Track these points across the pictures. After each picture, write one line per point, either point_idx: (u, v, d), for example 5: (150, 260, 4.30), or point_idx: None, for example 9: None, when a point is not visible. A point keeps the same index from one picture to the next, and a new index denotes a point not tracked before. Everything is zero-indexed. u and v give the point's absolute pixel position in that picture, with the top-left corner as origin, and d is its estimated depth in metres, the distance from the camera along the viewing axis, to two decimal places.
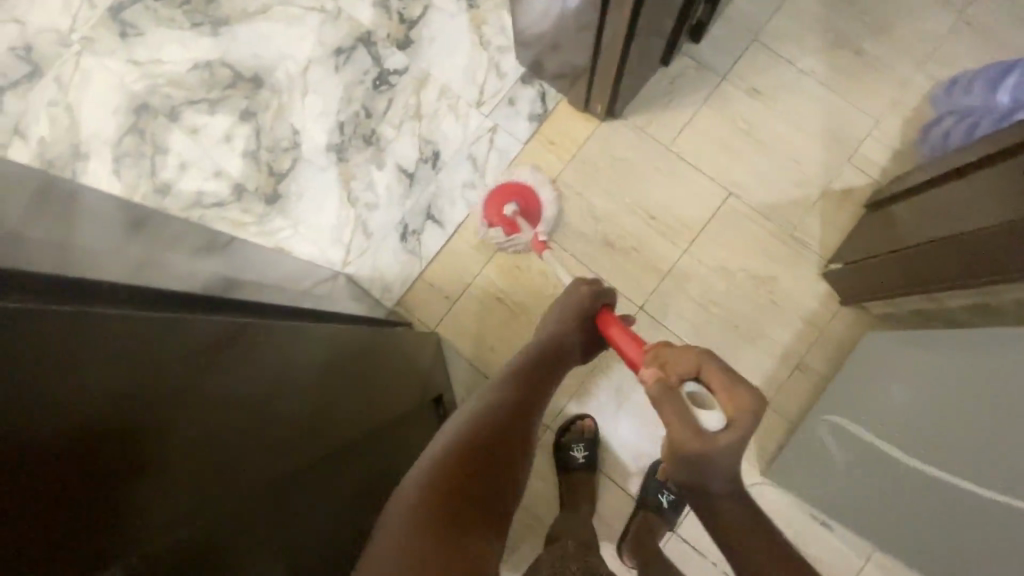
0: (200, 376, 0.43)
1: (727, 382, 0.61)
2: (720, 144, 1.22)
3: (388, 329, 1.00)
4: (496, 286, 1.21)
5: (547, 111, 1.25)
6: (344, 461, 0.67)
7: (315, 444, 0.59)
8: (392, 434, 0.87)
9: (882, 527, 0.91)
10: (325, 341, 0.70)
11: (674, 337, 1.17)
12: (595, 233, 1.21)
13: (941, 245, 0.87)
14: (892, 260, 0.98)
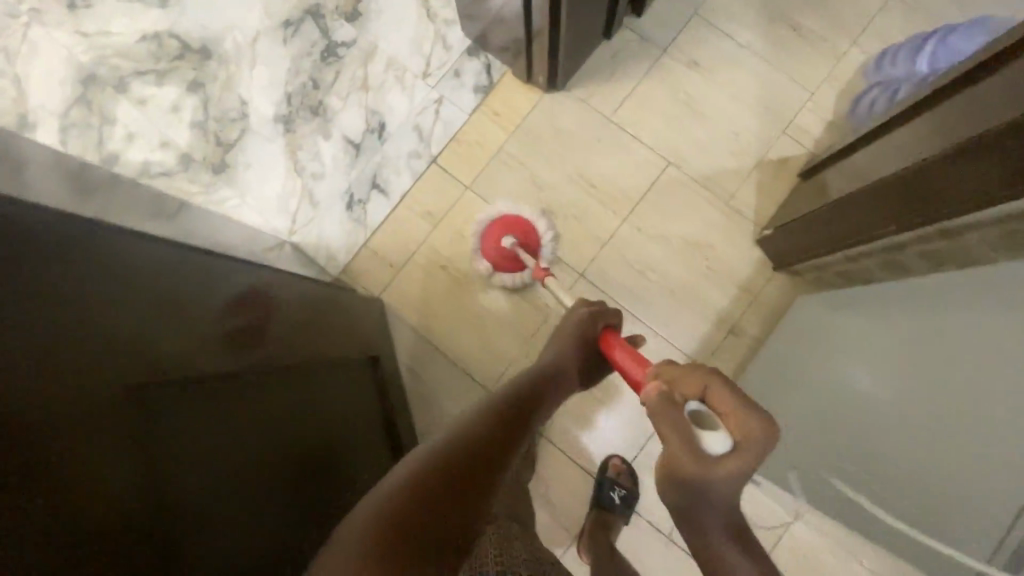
0: (89, 303, 0.47)
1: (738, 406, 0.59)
2: (661, 115, 1.24)
3: (321, 286, 1.01)
4: (440, 254, 1.23)
5: (492, 82, 1.27)
6: (259, 402, 0.67)
7: (205, 382, 0.58)
8: (324, 384, 0.86)
9: (804, 474, 0.92)
10: (219, 281, 0.71)
11: (614, 303, 1.19)
12: (537, 202, 1.23)
13: (846, 203, 0.89)
14: (813, 221, 1.01)
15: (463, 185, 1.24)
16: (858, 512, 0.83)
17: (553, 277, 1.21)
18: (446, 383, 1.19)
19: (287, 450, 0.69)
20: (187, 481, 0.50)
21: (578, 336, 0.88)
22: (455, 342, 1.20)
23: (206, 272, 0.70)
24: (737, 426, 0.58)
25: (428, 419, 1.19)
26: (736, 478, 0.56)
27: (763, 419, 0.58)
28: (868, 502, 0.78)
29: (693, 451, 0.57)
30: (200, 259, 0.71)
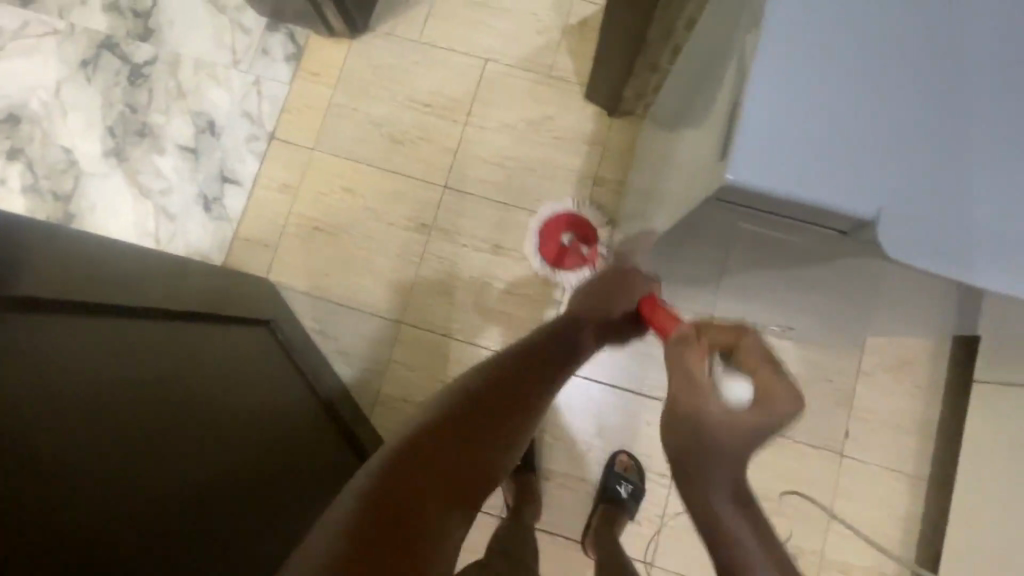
0: (129, 319, 0.66)
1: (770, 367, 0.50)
2: (463, 22, 1.30)
3: (230, 275, 1.09)
4: (310, 218, 1.25)
5: (300, 48, 1.30)
6: (226, 395, 0.77)
7: (180, 382, 0.69)
8: (266, 369, 0.95)
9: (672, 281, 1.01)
10: (184, 295, 0.84)
11: (482, 199, 1.24)
12: (381, 138, 1.27)
13: (609, 30, 1.01)
14: (606, 64, 1.11)
15: (307, 149, 1.27)
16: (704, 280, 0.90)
17: (420, 198, 1.24)
18: (358, 330, 1.21)
19: (250, 435, 0.78)
20: (161, 467, 0.61)
21: (617, 290, 0.77)
22: (354, 291, 1.22)
23: (190, 289, 0.88)
24: (770, 394, 0.48)
25: (354, 370, 1.20)
26: (761, 436, 0.47)
27: (784, 384, 0.48)
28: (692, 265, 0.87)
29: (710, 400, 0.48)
30: (166, 271, 0.87)
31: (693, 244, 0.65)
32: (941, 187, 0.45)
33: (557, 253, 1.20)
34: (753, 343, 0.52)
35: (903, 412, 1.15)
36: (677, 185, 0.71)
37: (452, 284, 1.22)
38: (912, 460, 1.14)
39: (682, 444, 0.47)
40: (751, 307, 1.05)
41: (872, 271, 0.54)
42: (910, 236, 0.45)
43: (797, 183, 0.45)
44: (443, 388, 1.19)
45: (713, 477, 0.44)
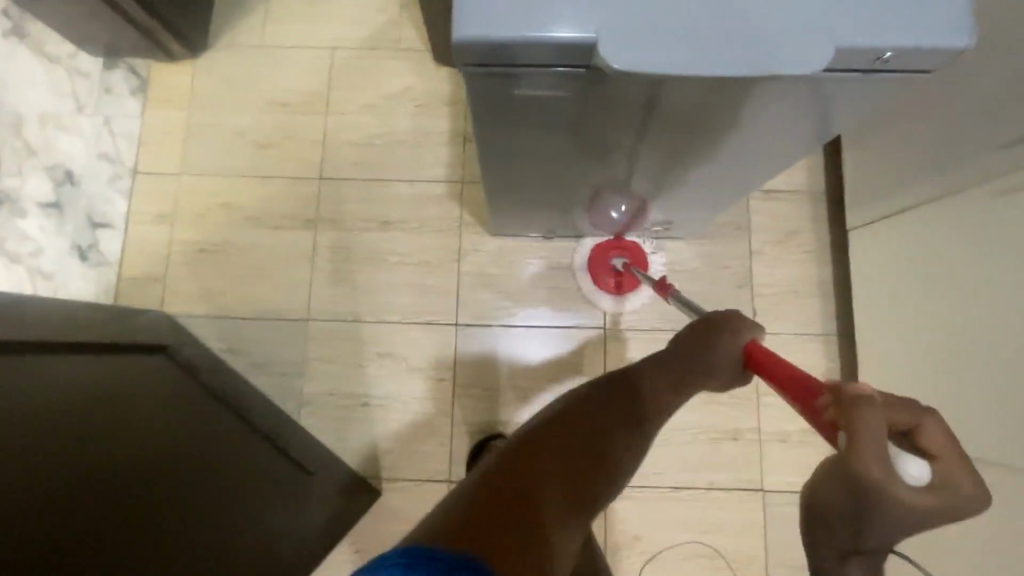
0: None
1: (959, 457, 0.35)
2: (301, 16, 1.31)
3: (121, 308, 1.07)
4: (193, 239, 1.23)
5: (144, 79, 1.30)
6: (115, 418, 0.77)
7: (53, 410, 0.69)
8: (169, 391, 0.93)
9: (549, 206, 1.05)
10: (62, 328, 0.83)
11: (361, 181, 1.24)
12: (247, 146, 1.26)
13: None
14: (440, 21, 1.14)
15: (174, 174, 1.25)
16: (571, 187, 0.95)
17: (299, 194, 1.24)
18: (266, 337, 1.20)
19: (147, 456, 0.78)
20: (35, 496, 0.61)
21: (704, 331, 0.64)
22: (254, 301, 1.21)
23: (71, 321, 0.86)
24: (951, 506, 0.34)
25: (272, 375, 1.18)
26: (919, 528, 0.34)
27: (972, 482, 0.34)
28: (557, 180, 0.91)
29: (892, 484, 0.32)
30: (46, 305, 0.85)
31: (507, 119, 0.67)
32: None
33: (605, 271, 1.18)
34: (938, 428, 0.36)
35: (799, 277, 1.22)
36: (488, 140, 0.75)
37: (351, 268, 1.22)
38: (817, 320, 1.20)
39: (832, 505, 0.34)
40: (626, 216, 1.10)
41: (690, 89, 0.58)
42: (633, 48, 0.48)
43: (535, 25, 0.48)
44: (365, 370, 1.18)
45: (857, 545, 0.34)
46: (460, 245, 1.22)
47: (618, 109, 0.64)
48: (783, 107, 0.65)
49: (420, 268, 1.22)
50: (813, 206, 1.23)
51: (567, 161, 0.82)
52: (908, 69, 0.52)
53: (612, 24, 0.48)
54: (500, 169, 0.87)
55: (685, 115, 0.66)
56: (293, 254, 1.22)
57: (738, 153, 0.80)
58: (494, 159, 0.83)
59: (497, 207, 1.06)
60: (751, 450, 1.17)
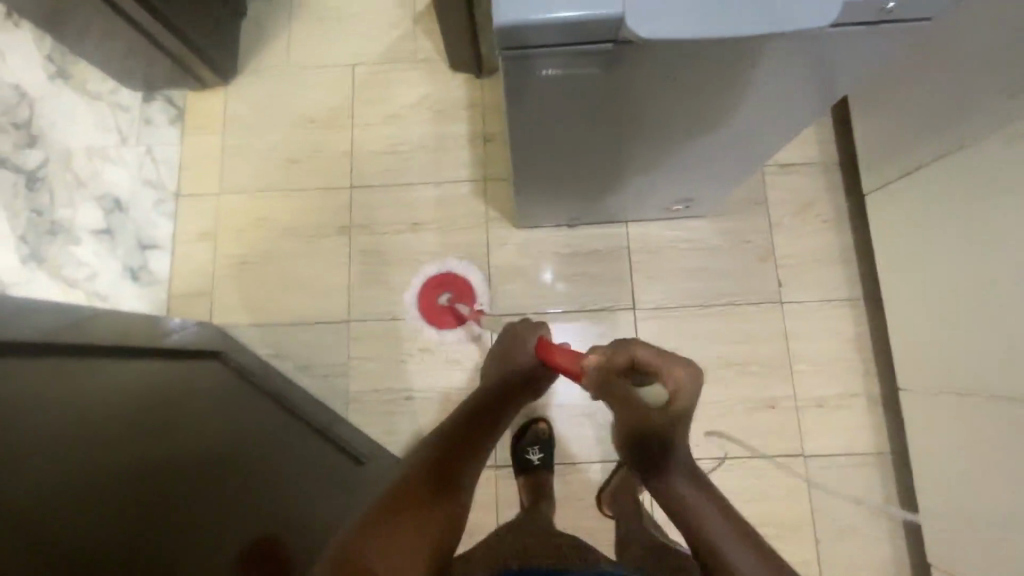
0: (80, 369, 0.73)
1: (673, 361, 0.56)
2: (323, 38, 1.38)
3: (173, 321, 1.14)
4: (235, 253, 1.29)
5: (181, 108, 1.39)
6: (190, 422, 0.83)
7: (143, 416, 0.75)
8: (230, 396, 0.99)
9: (569, 197, 1.11)
10: (138, 343, 0.90)
11: (388, 187, 1.30)
12: (279, 162, 1.33)
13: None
14: (455, 30, 1.20)
15: (213, 193, 1.33)
16: (594, 175, 1.01)
17: (330, 204, 1.30)
18: (308, 341, 1.25)
19: (223, 454, 0.83)
20: (144, 489, 0.67)
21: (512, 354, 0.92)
22: (296, 308, 1.27)
23: (139, 336, 0.93)
24: (677, 387, 0.55)
25: (317, 377, 1.24)
26: (684, 422, 0.55)
27: (684, 370, 0.55)
28: (581, 170, 0.97)
29: (640, 406, 0.54)
30: (118, 321, 0.92)
31: (537, 104, 0.71)
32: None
33: (439, 310, 1.25)
34: (646, 350, 0.57)
35: (819, 247, 1.24)
36: (520, 134, 0.80)
37: (384, 270, 1.27)
38: (840, 287, 1.22)
39: (634, 443, 0.55)
40: (645, 198, 1.15)
41: (708, 70, 0.64)
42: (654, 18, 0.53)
43: (567, 7, 0.52)
44: (406, 366, 1.23)
45: (665, 459, 0.55)
46: (486, 240, 1.27)
47: (645, 94, 0.70)
48: (794, 87, 0.71)
49: (451, 265, 1.27)
50: (828, 175, 1.27)
51: (588, 150, 0.88)
52: (906, 19, 0.58)
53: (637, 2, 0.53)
54: (526, 164, 0.93)
55: (701, 95, 0.71)
56: (329, 260, 1.28)
57: (753, 133, 0.86)
58: (522, 155, 0.89)
59: (522, 201, 1.12)
60: (788, 417, 1.19)
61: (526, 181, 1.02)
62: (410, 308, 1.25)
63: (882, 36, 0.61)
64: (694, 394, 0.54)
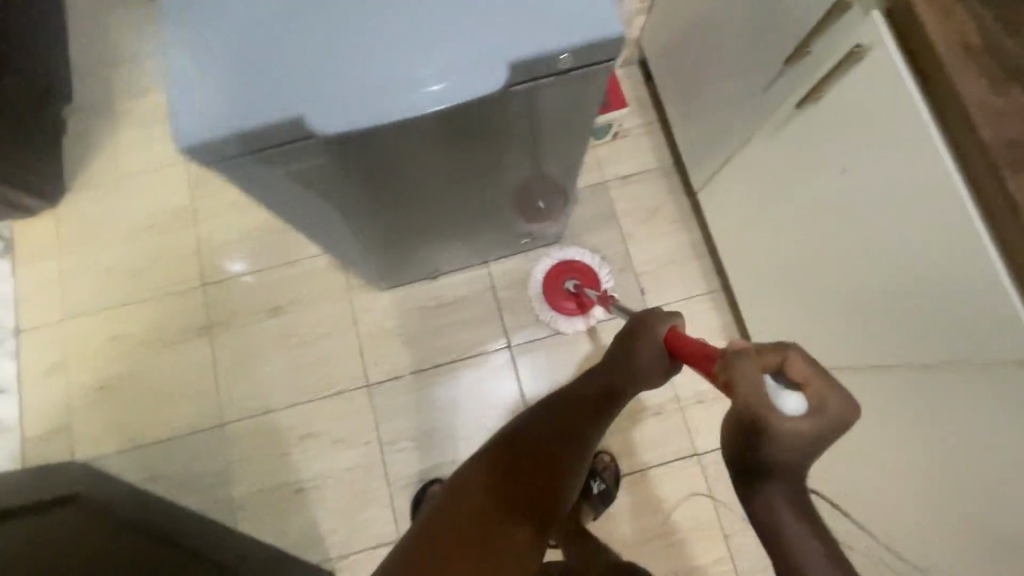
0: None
1: (823, 377, 0.44)
2: (154, 139, 1.35)
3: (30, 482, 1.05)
4: (91, 380, 1.22)
5: (9, 239, 1.29)
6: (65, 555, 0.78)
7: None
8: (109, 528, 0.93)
9: (412, 259, 1.11)
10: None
11: (243, 276, 1.27)
12: (125, 274, 1.27)
13: None
14: None
15: (58, 321, 1.25)
16: (420, 239, 1.00)
17: (185, 307, 1.25)
18: (184, 455, 1.19)
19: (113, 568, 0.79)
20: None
21: (634, 342, 0.66)
22: (167, 423, 1.20)
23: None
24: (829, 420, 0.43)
25: (199, 491, 1.17)
26: (809, 451, 0.42)
27: (834, 394, 0.43)
28: (404, 238, 0.97)
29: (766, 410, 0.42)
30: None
31: (289, 208, 0.70)
32: (317, 59, 0.53)
33: (561, 297, 1.24)
34: (800, 355, 0.44)
35: (672, 248, 1.28)
36: (307, 228, 0.79)
37: (252, 363, 1.23)
38: (699, 282, 1.26)
39: (738, 447, 0.43)
40: (487, 241, 1.16)
41: (444, 146, 0.64)
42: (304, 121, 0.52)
43: (236, 121, 0.51)
44: (291, 458, 1.18)
45: (775, 483, 0.42)
46: (353, 309, 1.25)
47: (400, 177, 0.69)
48: (549, 137, 0.72)
49: (321, 343, 1.23)
50: (667, 179, 1.31)
51: (397, 226, 0.87)
52: (595, 63, 0.56)
53: (307, 102, 0.52)
54: (342, 248, 0.92)
55: (462, 162, 0.71)
56: (193, 366, 1.23)
57: (546, 175, 0.87)
58: (329, 241, 0.87)
59: (365, 271, 1.11)
60: (674, 421, 1.20)
61: (356, 258, 1.01)
62: (287, 396, 1.21)
63: (577, 85, 0.59)
64: (832, 429, 0.42)
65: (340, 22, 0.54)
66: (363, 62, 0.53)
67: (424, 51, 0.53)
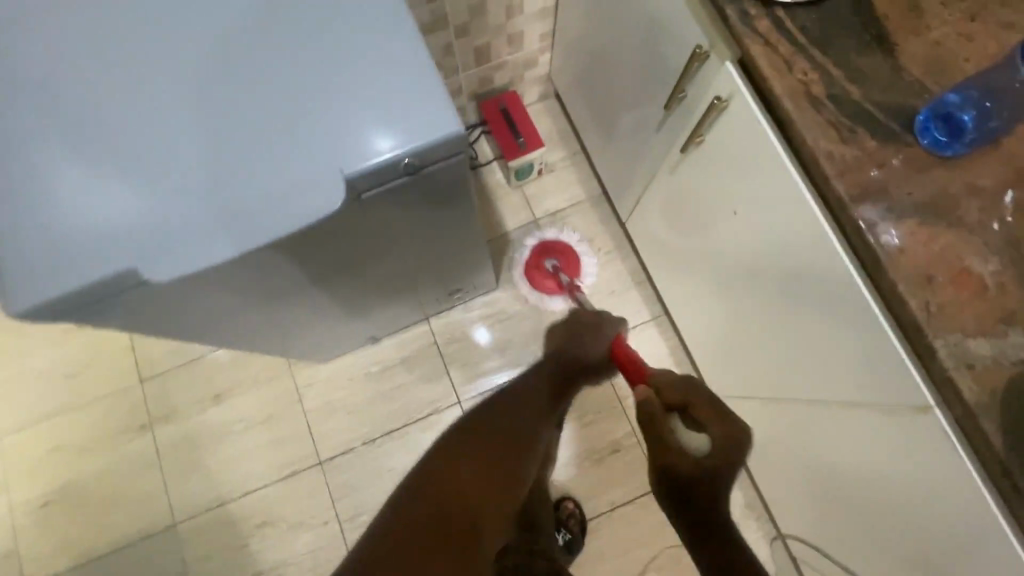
0: None
1: (716, 414, 0.71)
2: None
3: None
4: (34, 497, 1.18)
5: None
6: None
7: None
8: None
9: (337, 332, 1.09)
10: None
11: (179, 366, 1.24)
12: (57, 381, 1.24)
13: None
14: None
15: None
16: (335, 315, 0.99)
17: (123, 407, 1.22)
18: (138, 563, 1.15)
19: None
20: None
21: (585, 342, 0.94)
22: (117, 531, 1.16)
23: None
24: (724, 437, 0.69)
25: None
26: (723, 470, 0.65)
27: (722, 424, 0.70)
28: (315, 318, 0.95)
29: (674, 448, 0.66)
30: None
31: (155, 323, 0.67)
32: (170, 199, 0.56)
33: (540, 274, 1.25)
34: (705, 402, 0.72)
35: (609, 278, 1.27)
36: (194, 335, 0.76)
37: (198, 456, 1.20)
38: (640, 309, 1.25)
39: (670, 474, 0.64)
40: (416, 302, 1.14)
41: (306, 248, 0.65)
42: (164, 264, 0.55)
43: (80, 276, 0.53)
44: (249, 550, 1.15)
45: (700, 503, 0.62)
46: (295, 385, 1.22)
47: (270, 278, 0.68)
48: (423, 217, 0.72)
49: (266, 425, 1.21)
50: (596, 209, 1.31)
51: (290, 312, 0.86)
52: (439, 159, 0.59)
53: (154, 251, 0.55)
54: (248, 341, 0.90)
55: (338, 253, 0.71)
56: (137, 467, 1.19)
57: (444, 243, 0.87)
58: (224, 340, 0.85)
59: (291, 351, 1.08)
60: (635, 456, 1.16)
61: (273, 345, 0.99)
62: (238, 485, 1.18)
63: (431, 178, 0.62)
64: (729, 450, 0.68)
65: (188, 159, 0.57)
66: (213, 196, 0.56)
67: (263, 178, 0.56)
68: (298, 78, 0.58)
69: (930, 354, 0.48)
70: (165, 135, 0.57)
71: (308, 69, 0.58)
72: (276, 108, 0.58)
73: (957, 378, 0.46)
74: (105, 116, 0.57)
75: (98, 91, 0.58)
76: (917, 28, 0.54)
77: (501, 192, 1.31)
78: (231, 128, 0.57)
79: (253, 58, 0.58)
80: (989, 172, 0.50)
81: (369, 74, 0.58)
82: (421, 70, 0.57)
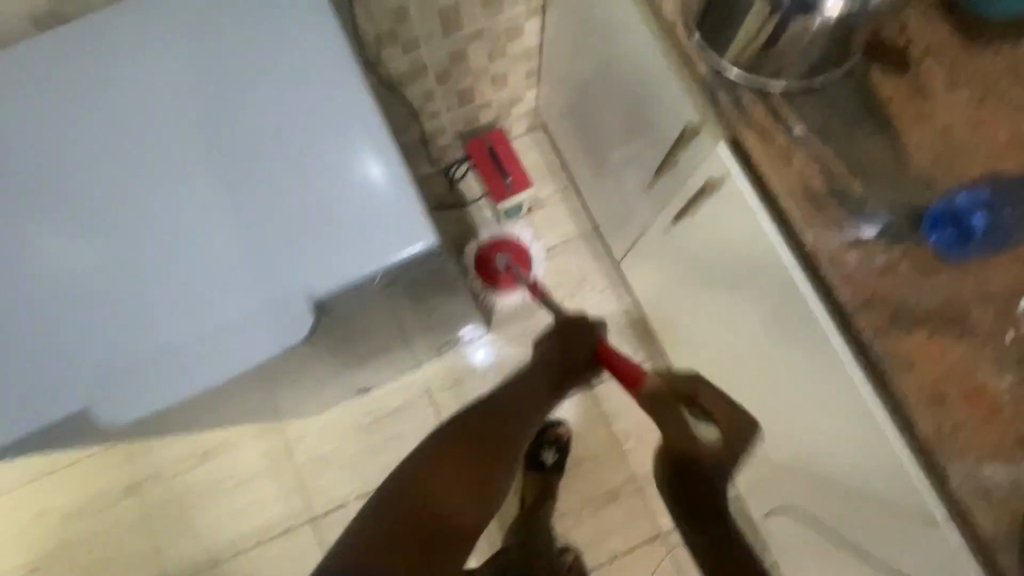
0: None
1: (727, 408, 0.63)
2: None
3: None
4: (21, 562, 1.15)
5: None
6: None
7: None
8: None
9: (325, 391, 1.06)
10: None
11: None
12: None
13: None
14: None
15: None
16: (320, 381, 0.96)
17: (108, 466, 1.18)
18: None
19: None
20: None
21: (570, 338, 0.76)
22: None
23: None
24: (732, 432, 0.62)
25: None
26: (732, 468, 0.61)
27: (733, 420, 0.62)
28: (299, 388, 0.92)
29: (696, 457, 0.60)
30: None
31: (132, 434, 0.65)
32: (149, 324, 0.57)
33: (494, 273, 1.22)
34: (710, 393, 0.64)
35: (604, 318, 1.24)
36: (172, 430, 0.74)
37: (188, 515, 1.17)
38: (636, 349, 1.22)
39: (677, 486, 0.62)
40: (406, 355, 1.11)
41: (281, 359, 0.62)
42: (138, 389, 0.57)
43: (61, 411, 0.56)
44: None
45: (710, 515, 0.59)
46: (286, 439, 1.19)
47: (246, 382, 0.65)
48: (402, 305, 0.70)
49: (257, 481, 1.18)
50: (589, 246, 1.27)
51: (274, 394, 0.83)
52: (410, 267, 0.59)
53: (129, 384, 0.56)
54: (231, 420, 0.87)
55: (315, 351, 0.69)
56: (126, 528, 1.16)
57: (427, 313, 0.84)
58: (206, 427, 0.83)
59: (277, 413, 1.05)
60: (635, 502, 1.14)
61: (259, 413, 0.96)
62: (230, 544, 1.16)
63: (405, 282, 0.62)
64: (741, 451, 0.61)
65: (161, 285, 0.58)
66: (188, 323, 0.57)
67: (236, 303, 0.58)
68: (273, 200, 0.59)
69: (943, 479, 0.45)
70: (143, 259, 0.59)
71: (282, 195, 0.60)
72: (246, 228, 0.59)
73: (971, 508, 0.44)
74: (85, 249, 0.60)
75: (77, 224, 0.60)
76: (921, 114, 0.51)
77: (490, 230, 1.26)
78: (203, 254, 0.59)
79: (223, 179, 0.60)
80: (1004, 275, 0.47)
81: (338, 192, 0.60)
82: (390, 199, 0.59)
